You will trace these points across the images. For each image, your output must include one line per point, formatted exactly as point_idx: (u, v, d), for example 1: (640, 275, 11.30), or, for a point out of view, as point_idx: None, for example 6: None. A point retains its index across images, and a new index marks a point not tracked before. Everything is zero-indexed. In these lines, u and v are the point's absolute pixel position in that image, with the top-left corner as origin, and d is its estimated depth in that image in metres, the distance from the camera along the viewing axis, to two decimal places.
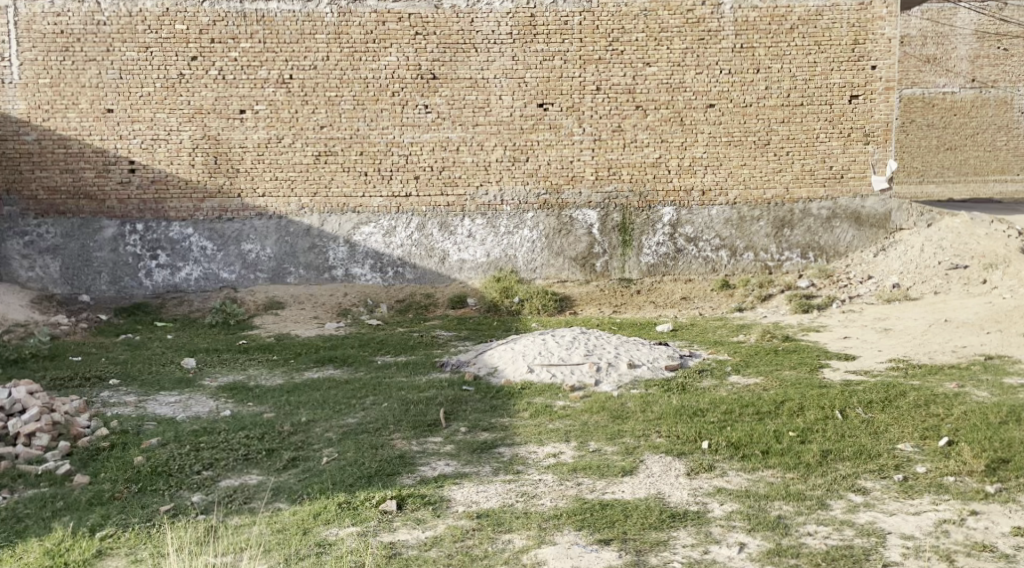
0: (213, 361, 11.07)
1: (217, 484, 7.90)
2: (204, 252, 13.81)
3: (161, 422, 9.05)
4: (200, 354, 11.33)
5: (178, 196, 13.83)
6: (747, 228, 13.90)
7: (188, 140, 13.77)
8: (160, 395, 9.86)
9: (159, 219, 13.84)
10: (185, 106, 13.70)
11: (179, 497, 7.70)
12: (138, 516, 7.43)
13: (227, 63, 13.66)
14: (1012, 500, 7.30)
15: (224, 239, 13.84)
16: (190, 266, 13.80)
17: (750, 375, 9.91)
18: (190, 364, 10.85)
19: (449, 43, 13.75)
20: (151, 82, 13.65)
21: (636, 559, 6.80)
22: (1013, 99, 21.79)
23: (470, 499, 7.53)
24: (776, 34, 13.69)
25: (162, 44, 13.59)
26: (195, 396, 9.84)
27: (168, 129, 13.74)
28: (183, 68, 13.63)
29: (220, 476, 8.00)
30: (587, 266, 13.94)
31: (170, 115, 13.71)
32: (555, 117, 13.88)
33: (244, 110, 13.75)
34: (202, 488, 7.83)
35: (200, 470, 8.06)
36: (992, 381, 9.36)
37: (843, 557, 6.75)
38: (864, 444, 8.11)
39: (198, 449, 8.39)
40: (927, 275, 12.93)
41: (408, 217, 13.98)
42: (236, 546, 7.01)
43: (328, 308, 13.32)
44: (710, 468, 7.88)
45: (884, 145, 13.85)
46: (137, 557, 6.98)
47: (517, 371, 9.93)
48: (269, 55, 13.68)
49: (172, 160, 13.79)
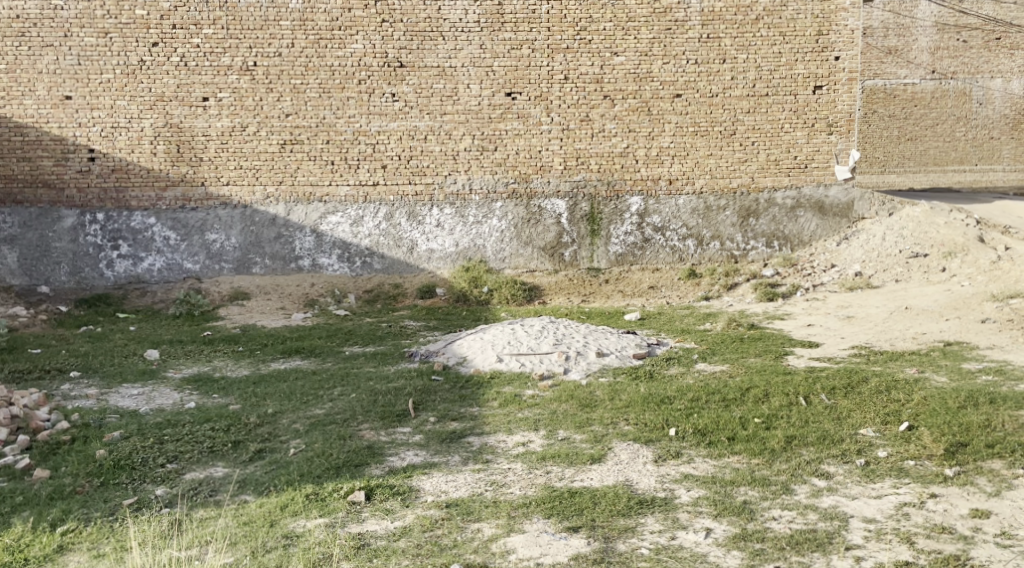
0: (177, 353, 11.04)
1: (182, 476, 7.89)
2: (167, 242, 13.76)
3: (123, 415, 9.02)
4: (164, 346, 11.30)
5: (140, 184, 13.75)
6: (714, 217, 14.04)
7: (150, 129, 13.68)
8: (123, 388, 9.82)
9: (120, 209, 13.77)
10: (145, 94, 13.61)
11: (142, 491, 7.69)
12: (100, 510, 7.43)
13: (189, 49, 13.58)
14: (970, 483, 7.44)
15: (187, 229, 13.80)
16: (153, 256, 13.75)
17: (716, 363, 10.03)
18: (153, 356, 10.83)
19: (416, 30, 13.74)
20: (111, 68, 13.56)
21: (604, 546, 6.88)
22: (971, 90, 22.11)
23: (439, 489, 7.58)
24: (742, 25, 13.79)
25: (122, 30, 13.50)
26: (158, 388, 9.81)
27: (129, 117, 13.65)
28: (143, 54, 13.55)
29: (185, 469, 8.00)
30: (556, 255, 14.00)
31: (131, 102, 13.62)
32: (523, 106, 13.91)
33: (207, 97, 13.67)
34: (166, 481, 7.82)
35: (164, 463, 8.05)
36: (951, 366, 9.53)
37: (807, 540, 6.85)
38: (827, 430, 8.24)
39: (162, 442, 8.38)
40: (888, 264, 13.12)
41: (376, 206, 13.99)
42: (201, 539, 7.04)
43: (294, 299, 13.32)
44: (677, 456, 7.97)
45: (847, 135, 13.95)
46: (99, 551, 6.99)
47: (486, 361, 9.99)
48: (232, 41, 13.61)
49: (133, 148, 13.70)
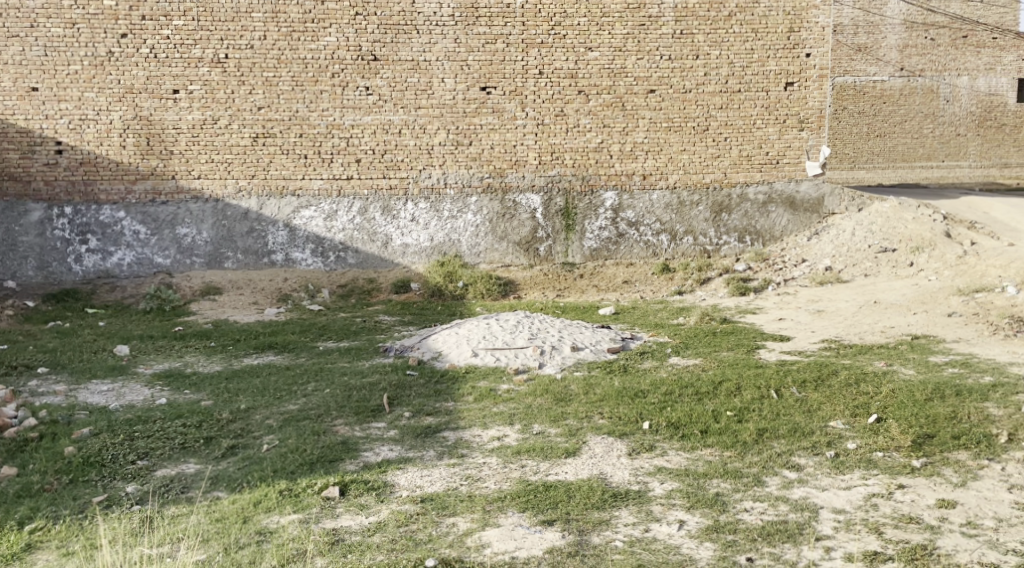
0: (147, 349, 11.01)
1: (153, 473, 7.88)
2: (137, 236, 13.73)
3: (92, 411, 9.00)
4: (134, 342, 11.27)
5: (109, 177, 13.66)
6: (687, 212, 14.15)
7: (119, 121, 13.61)
8: (92, 384, 9.80)
9: (89, 203, 13.67)
10: (114, 85, 13.55)
11: (112, 488, 7.68)
12: (69, 508, 7.41)
13: (159, 41, 13.52)
14: (937, 474, 7.55)
15: (158, 223, 13.76)
16: (123, 251, 13.72)
17: (690, 357, 10.11)
18: (123, 351, 10.80)
19: (390, 24, 13.74)
20: (78, 59, 13.48)
21: (579, 539, 6.94)
22: (939, 88, 22.70)
23: (414, 484, 7.62)
24: (715, 21, 13.88)
25: (90, 20, 13.43)
26: (128, 384, 9.79)
27: (98, 109, 13.56)
28: (112, 45, 13.48)
29: (156, 465, 7.99)
30: (531, 250, 14.11)
31: (100, 94, 13.54)
32: (497, 101, 13.94)
33: (178, 89, 13.61)
34: (137, 478, 7.81)
35: (134, 460, 8.04)
36: (918, 359, 9.66)
37: (777, 531, 6.94)
38: (798, 423, 8.34)
39: (132, 438, 8.37)
40: (858, 259, 13.26)
41: (350, 200, 13.97)
42: (173, 537, 7.04)
43: (267, 294, 13.32)
44: (651, 449, 8.05)
45: (817, 131, 14.07)
46: (68, 549, 6.98)
47: (461, 355, 10.03)
48: (203, 33, 13.55)
49: (102, 141, 13.62)
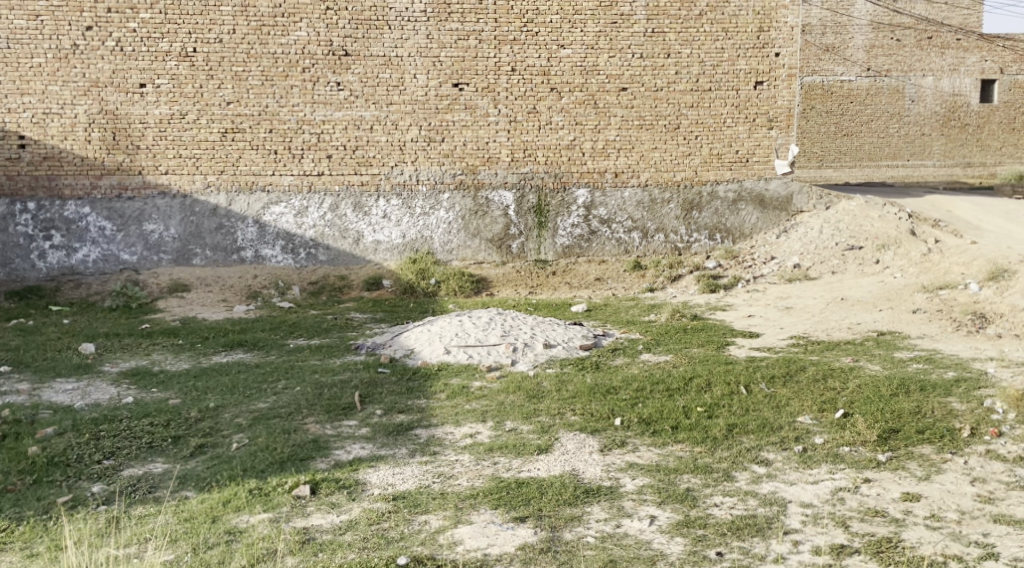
0: (114, 347, 10.97)
1: (120, 473, 7.87)
2: (103, 232, 13.65)
3: (57, 410, 8.96)
4: (100, 339, 11.23)
5: (73, 172, 13.59)
6: (658, 210, 14.25)
7: (83, 115, 13.53)
8: (57, 382, 9.76)
9: (53, 198, 13.60)
10: (79, 79, 13.47)
11: (77, 488, 7.66)
12: (33, 509, 7.39)
13: (125, 34, 13.44)
14: (902, 468, 7.66)
15: (124, 219, 13.69)
16: (88, 247, 13.65)
17: (661, 353, 10.19)
18: (89, 350, 10.75)
19: (362, 19, 13.73)
20: (42, 52, 13.38)
21: (551, 535, 6.99)
22: (904, 87, 23.27)
23: (386, 482, 7.64)
24: (686, 20, 13.98)
25: (53, 13, 13.33)
26: (94, 383, 9.75)
27: (62, 103, 13.48)
28: (76, 38, 13.40)
29: (123, 465, 7.97)
30: (503, 247, 14.15)
31: (64, 87, 13.45)
32: (470, 98, 13.97)
33: (144, 83, 13.54)
34: (103, 478, 7.79)
35: (100, 459, 8.02)
36: (884, 355, 9.79)
37: (747, 526, 7.02)
38: (767, 418, 8.43)
39: (98, 438, 8.35)
40: (826, 256, 13.39)
41: (321, 196, 13.95)
42: (140, 537, 7.03)
43: (237, 291, 13.29)
44: (622, 445, 8.12)
45: (786, 130, 14.21)
46: (33, 551, 6.95)
47: (433, 353, 10.06)
48: (170, 26, 13.48)
49: (66, 135, 13.54)
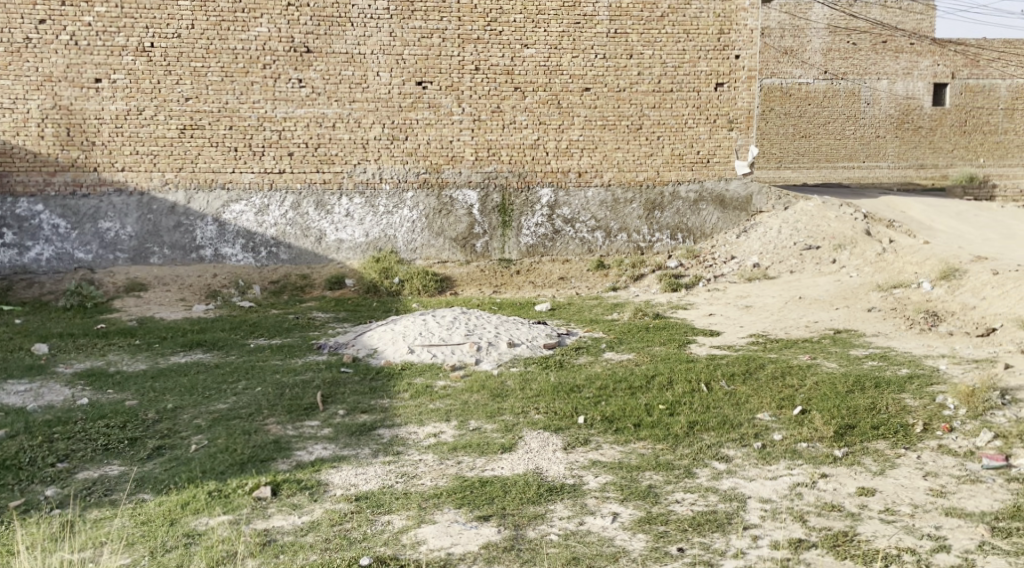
0: (68, 347, 10.90)
1: (74, 476, 7.83)
2: (57, 230, 13.56)
3: (10, 412, 8.90)
4: (54, 340, 11.15)
5: (26, 169, 13.47)
6: (621, 210, 14.38)
7: (36, 110, 13.40)
8: (9, 384, 9.68)
9: (4, 195, 13.47)
10: (32, 73, 13.34)
11: (30, 492, 7.62)
12: None
13: (80, 28, 13.35)
14: (857, 463, 7.80)
15: (79, 217, 13.60)
16: (41, 245, 13.56)
17: (624, 352, 10.29)
18: (42, 350, 10.68)
19: (324, 16, 13.71)
20: None
21: (514, 533, 7.04)
22: (860, 90, 23.65)
23: (348, 482, 7.67)
24: (648, 21, 14.10)
25: (5, 5, 13.20)
26: (47, 384, 9.69)
27: (14, 98, 13.35)
28: (29, 31, 13.27)
29: (78, 468, 7.94)
30: (468, 246, 14.22)
31: (16, 82, 13.33)
32: (433, 96, 14.00)
33: (99, 78, 13.43)
34: (57, 481, 7.75)
35: (54, 462, 7.98)
36: (841, 352, 9.95)
37: (707, 522, 7.12)
38: (727, 415, 8.54)
39: (52, 440, 8.30)
40: (785, 255, 13.56)
41: (283, 194, 13.93)
42: (96, 541, 7.00)
43: (195, 290, 13.24)
44: (585, 443, 8.21)
45: (746, 131, 14.35)
46: None
47: (397, 352, 10.10)
48: (127, 20, 13.40)
49: (19, 130, 13.41)
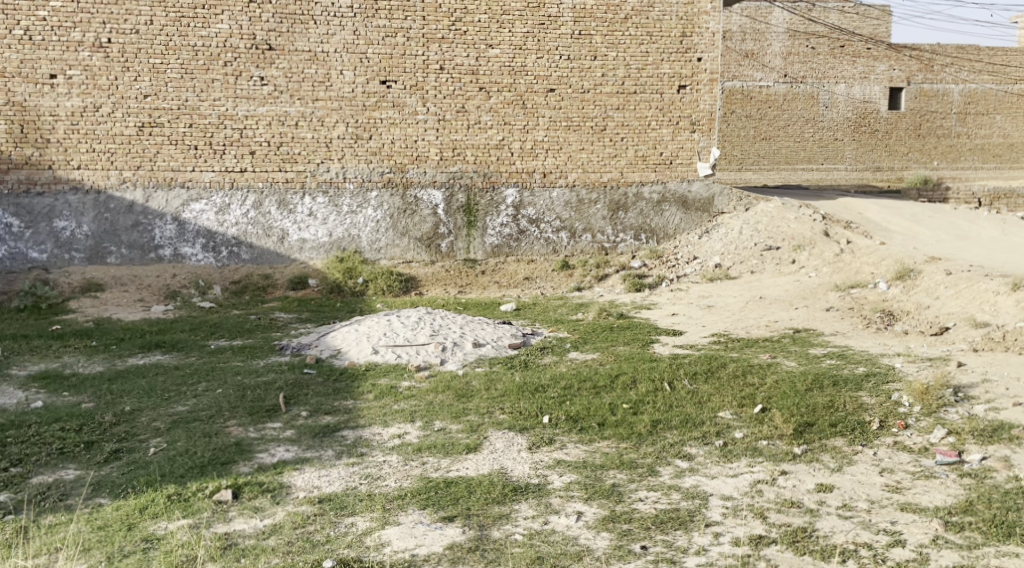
0: (23, 349, 10.80)
1: (29, 481, 7.77)
2: (11, 229, 13.46)
3: None
4: (9, 341, 11.05)
5: None
6: (586, 211, 14.47)
7: None
8: None
9: None
10: None
11: None
12: None
13: (34, 22, 13.22)
14: (816, 460, 7.92)
15: (33, 215, 13.48)
16: None
17: (588, 351, 10.38)
18: None
19: (286, 13, 13.69)
20: None
21: (479, 534, 7.07)
22: (819, 94, 23.97)
23: (312, 484, 7.68)
24: (612, 23, 14.20)
25: None
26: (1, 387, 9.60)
27: None
28: None
29: (32, 472, 7.88)
30: (432, 246, 14.26)
31: None
32: (398, 95, 14.00)
33: (55, 74, 13.32)
34: (11, 486, 7.68)
35: (7, 467, 7.91)
36: (800, 351, 10.09)
37: (670, 519, 7.20)
38: (689, 414, 8.64)
39: (6, 444, 8.24)
40: (747, 255, 13.71)
41: (244, 193, 13.86)
42: (51, 547, 6.94)
43: (154, 291, 13.19)
44: (550, 442, 8.27)
45: (708, 134, 14.49)
46: None
47: (360, 353, 10.11)
48: (83, 15, 13.30)
49: None
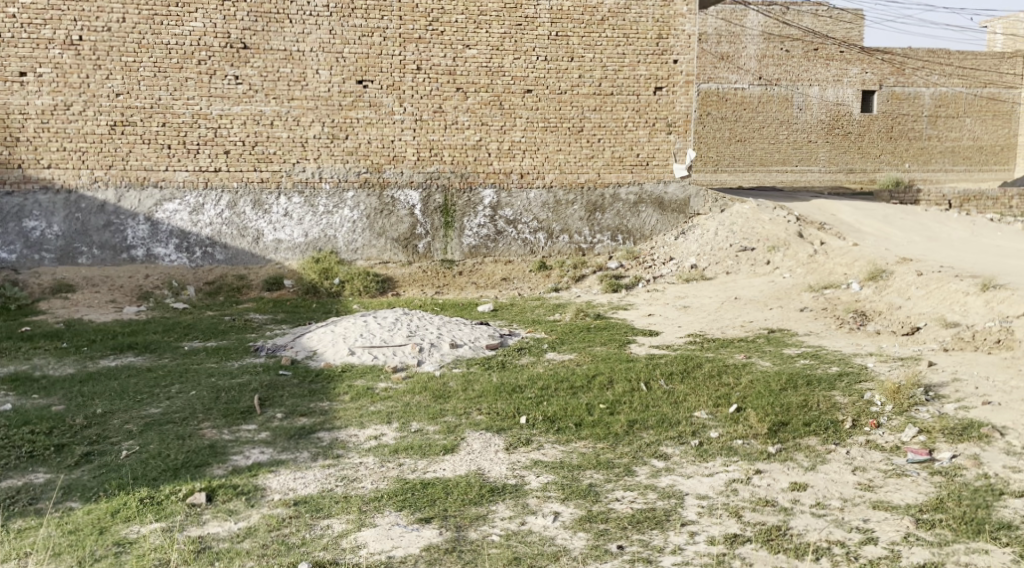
0: None
1: None
2: None
3: None
4: None
5: None
6: (563, 211, 14.52)
7: None
8: None
9: None
10: None
11: None
12: None
13: (4, 20, 13.12)
14: (790, 459, 7.98)
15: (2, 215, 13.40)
16: None
17: (565, 352, 10.42)
18: None
19: (261, 12, 13.66)
20: None
21: (456, 535, 7.08)
22: (793, 97, 24.10)
23: (287, 486, 7.68)
24: (588, 24, 14.25)
25: None
26: None
27: None
28: None
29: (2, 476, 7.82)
30: (410, 247, 14.26)
31: None
32: (374, 95, 13.99)
33: (25, 72, 13.23)
34: None
35: None
36: (774, 351, 10.16)
37: (646, 519, 7.24)
38: (665, 414, 8.69)
39: None
40: (722, 255, 13.79)
41: (218, 193, 13.81)
42: (21, 551, 6.89)
43: (127, 291, 13.13)
44: (527, 443, 8.29)
45: (684, 135, 14.60)
46: None
47: (337, 354, 10.11)
48: (54, 13, 13.21)
49: None
